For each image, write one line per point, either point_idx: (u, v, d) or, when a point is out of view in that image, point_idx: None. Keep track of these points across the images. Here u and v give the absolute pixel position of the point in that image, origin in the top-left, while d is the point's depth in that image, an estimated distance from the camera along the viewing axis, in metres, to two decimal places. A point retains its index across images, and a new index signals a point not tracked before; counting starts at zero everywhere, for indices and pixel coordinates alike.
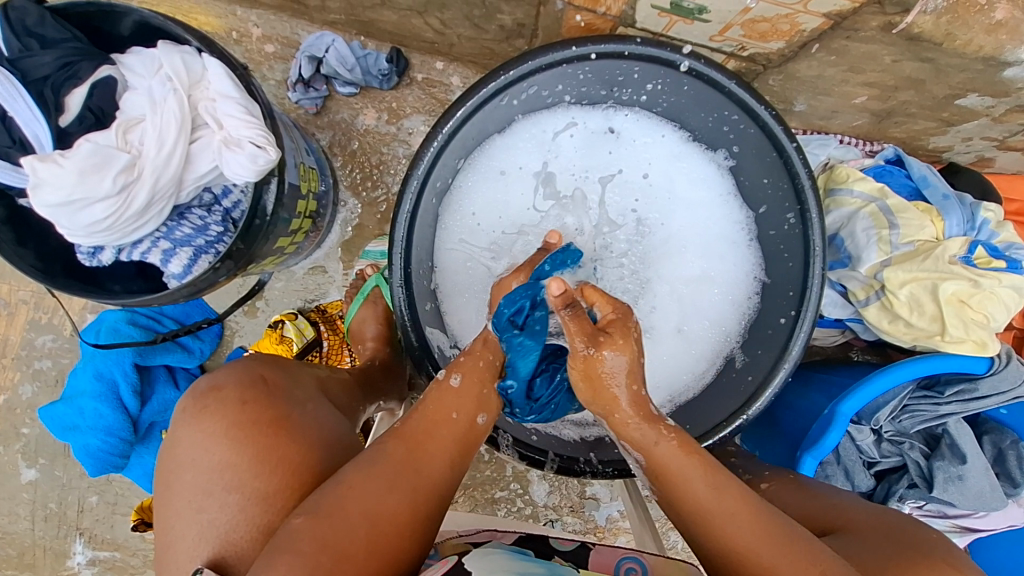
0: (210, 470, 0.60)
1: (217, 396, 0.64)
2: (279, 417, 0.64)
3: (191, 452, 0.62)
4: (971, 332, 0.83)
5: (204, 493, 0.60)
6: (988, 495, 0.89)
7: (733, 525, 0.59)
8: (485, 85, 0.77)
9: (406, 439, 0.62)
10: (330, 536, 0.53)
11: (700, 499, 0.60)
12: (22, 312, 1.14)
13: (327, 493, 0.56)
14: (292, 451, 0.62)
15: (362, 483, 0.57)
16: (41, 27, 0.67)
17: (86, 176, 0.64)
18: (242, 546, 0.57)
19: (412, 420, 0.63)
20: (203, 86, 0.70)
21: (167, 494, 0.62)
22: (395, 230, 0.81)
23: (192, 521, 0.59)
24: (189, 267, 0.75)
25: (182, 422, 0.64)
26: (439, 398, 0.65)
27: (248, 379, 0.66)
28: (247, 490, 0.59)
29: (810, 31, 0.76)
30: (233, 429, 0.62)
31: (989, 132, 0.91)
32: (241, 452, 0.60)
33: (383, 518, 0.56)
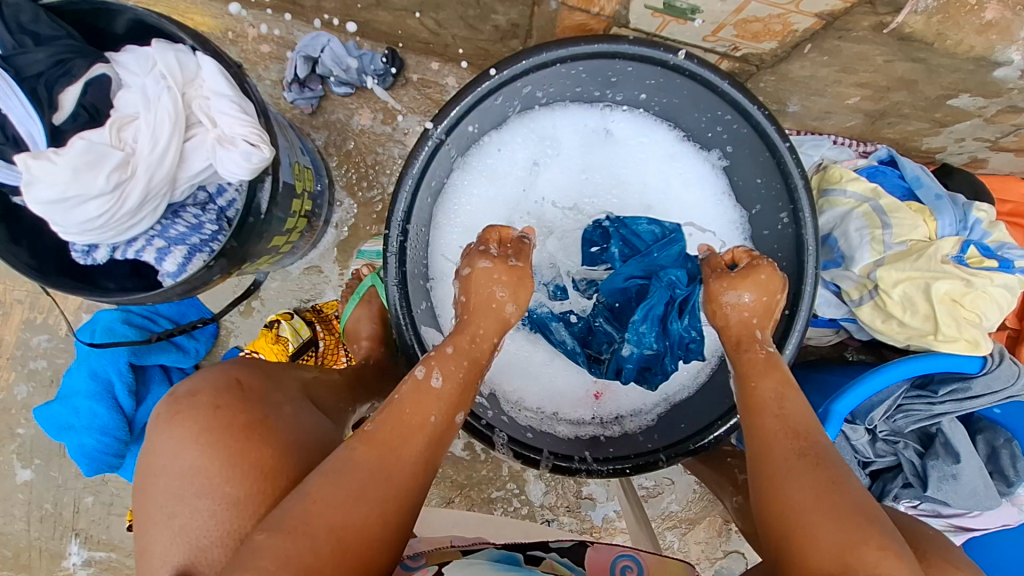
0: (182, 475, 0.60)
1: (190, 401, 0.65)
2: (253, 419, 0.64)
3: (163, 458, 0.62)
4: (964, 331, 0.84)
5: (177, 498, 0.60)
6: (982, 493, 0.90)
7: (781, 434, 0.65)
8: (477, 86, 0.77)
9: (376, 445, 0.61)
10: (292, 552, 0.52)
11: (765, 409, 0.68)
12: (17, 312, 1.13)
13: (294, 506, 0.55)
14: (266, 451, 0.62)
15: (327, 495, 0.56)
16: (35, 24, 0.68)
17: (80, 173, 0.64)
18: (213, 555, 0.57)
19: (385, 422, 0.63)
20: (197, 84, 0.70)
21: (144, 500, 0.62)
22: (391, 229, 0.80)
23: (164, 527, 0.59)
24: (184, 265, 0.75)
25: (156, 428, 0.64)
26: (414, 400, 0.64)
27: (222, 384, 0.67)
28: (218, 496, 0.59)
29: (802, 31, 0.76)
30: (205, 434, 0.62)
31: (982, 132, 0.91)
32: (213, 457, 0.61)
33: (350, 532, 0.55)
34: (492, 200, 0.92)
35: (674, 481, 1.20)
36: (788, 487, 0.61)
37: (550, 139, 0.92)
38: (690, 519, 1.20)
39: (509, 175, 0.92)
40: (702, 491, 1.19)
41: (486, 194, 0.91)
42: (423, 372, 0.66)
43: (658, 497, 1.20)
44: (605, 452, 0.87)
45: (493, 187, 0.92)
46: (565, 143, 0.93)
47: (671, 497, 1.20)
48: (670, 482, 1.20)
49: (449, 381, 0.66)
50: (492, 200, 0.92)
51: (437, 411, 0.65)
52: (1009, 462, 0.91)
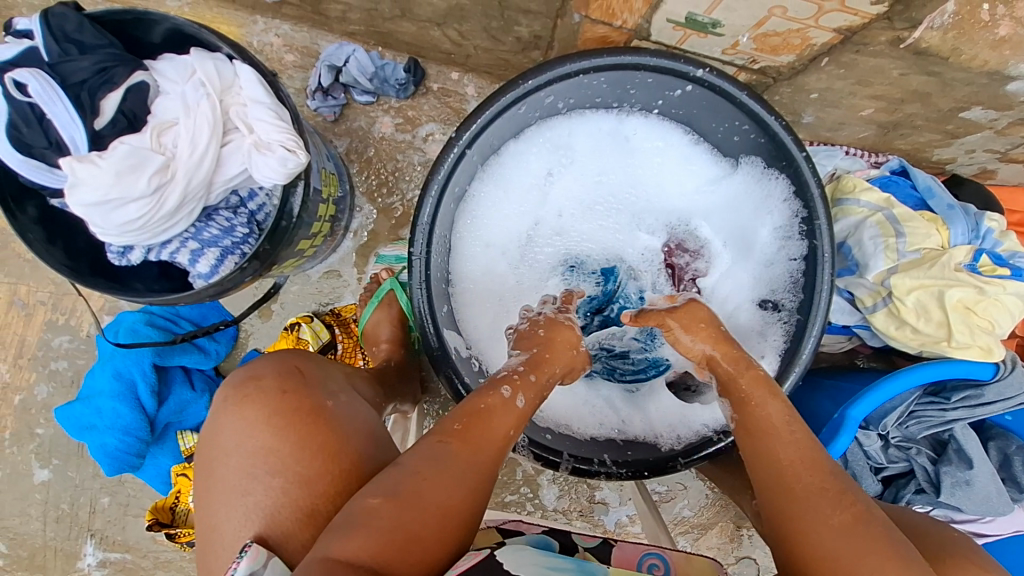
0: (255, 454, 0.65)
1: (257, 384, 0.69)
2: (317, 405, 0.69)
3: (235, 437, 0.66)
4: (977, 338, 0.85)
5: (249, 477, 0.65)
6: (994, 499, 0.91)
7: (792, 469, 0.62)
8: (500, 98, 0.79)
9: (473, 443, 0.64)
10: (402, 523, 0.57)
11: (772, 440, 0.65)
12: (40, 313, 1.15)
13: (400, 481, 0.60)
14: (328, 437, 0.67)
15: (434, 476, 0.61)
16: (79, 33, 0.69)
17: (123, 177, 0.67)
18: (287, 525, 0.62)
19: (479, 423, 0.66)
20: (234, 91, 0.72)
21: (210, 481, 0.66)
22: (416, 233, 0.83)
23: (238, 503, 0.64)
24: (216, 266, 0.77)
25: (225, 410, 0.68)
26: (502, 411, 0.67)
27: (286, 369, 0.71)
28: (290, 475, 0.64)
29: (820, 45, 0.79)
30: (274, 416, 0.67)
31: (993, 144, 0.93)
32: (283, 438, 0.66)
33: (450, 512, 0.60)
34: (508, 205, 0.94)
35: (688, 486, 1.21)
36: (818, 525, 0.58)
37: (563, 150, 0.94)
38: (702, 525, 1.21)
39: (524, 180, 0.94)
40: (715, 497, 1.20)
41: (502, 205, 0.94)
42: (509, 391, 0.69)
43: (671, 502, 1.21)
44: (623, 455, 0.88)
45: (509, 191, 0.94)
46: (578, 153, 0.95)
47: (684, 502, 1.21)
48: (683, 487, 1.21)
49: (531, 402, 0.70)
50: (508, 204, 0.94)
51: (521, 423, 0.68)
52: (1021, 468, 0.93)
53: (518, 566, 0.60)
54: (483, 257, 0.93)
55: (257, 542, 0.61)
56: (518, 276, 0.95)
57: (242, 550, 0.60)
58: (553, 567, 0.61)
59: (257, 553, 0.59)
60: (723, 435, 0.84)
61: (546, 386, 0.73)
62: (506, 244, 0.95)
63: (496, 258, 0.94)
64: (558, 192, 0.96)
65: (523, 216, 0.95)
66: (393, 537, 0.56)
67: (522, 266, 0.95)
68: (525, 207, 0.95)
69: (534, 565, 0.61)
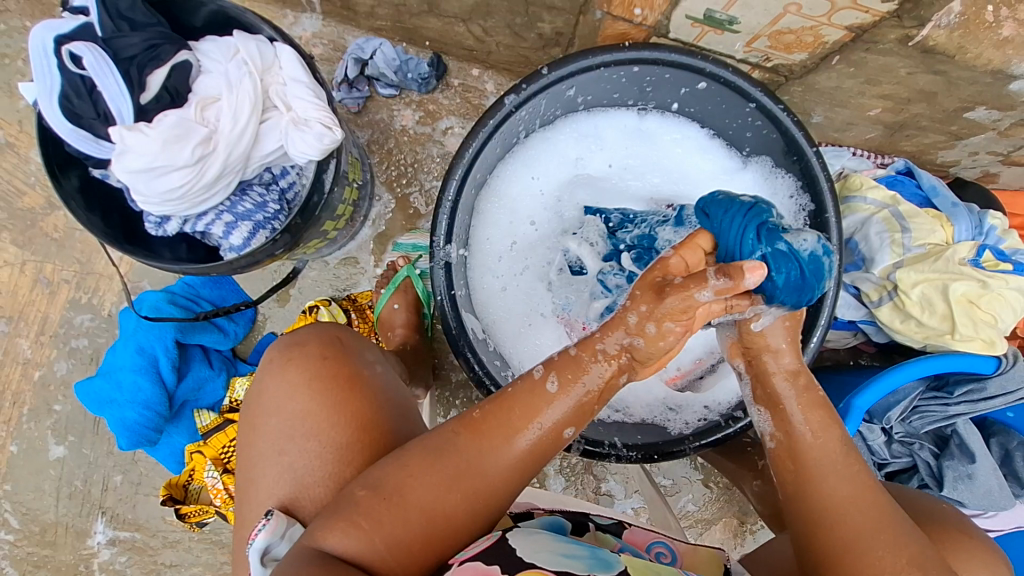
0: (294, 416, 0.70)
1: (301, 350, 0.73)
2: (354, 373, 0.73)
3: (277, 399, 0.71)
4: (980, 331, 0.88)
5: (288, 437, 0.69)
6: (997, 494, 0.92)
7: (845, 510, 0.61)
8: (527, 85, 0.82)
9: (479, 441, 0.61)
10: (385, 520, 0.59)
11: (824, 476, 0.63)
12: (63, 292, 1.17)
13: (391, 473, 0.61)
14: (365, 406, 0.71)
15: (424, 472, 0.61)
16: (131, 12, 0.74)
17: (169, 145, 0.71)
18: (318, 491, 0.67)
19: (494, 419, 0.62)
20: (274, 71, 0.77)
21: (251, 437, 0.72)
22: (439, 217, 0.85)
23: (275, 462, 0.69)
24: (248, 239, 0.80)
25: (270, 371, 0.73)
26: (525, 405, 0.62)
27: (327, 338, 0.75)
28: (326, 440, 0.69)
29: (832, 42, 0.83)
30: (315, 381, 0.71)
31: (995, 146, 0.97)
32: (322, 402, 0.70)
33: (439, 515, 0.60)
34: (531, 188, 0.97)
35: (693, 480, 1.22)
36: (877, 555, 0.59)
37: (589, 139, 0.98)
38: (706, 519, 1.22)
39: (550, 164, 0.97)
40: (719, 491, 1.22)
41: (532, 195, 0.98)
42: (541, 373, 0.63)
43: (677, 495, 1.22)
44: (633, 438, 0.90)
45: (533, 171, 0.97)
46: (607, 145, 0.98)
47: (689, 496, 1.22)
48: (689, 481, 1.22)
49: (566, 390, 0.62)
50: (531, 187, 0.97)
51: (545, 422, 0.62)
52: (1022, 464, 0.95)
53: (532, 552, 0.60)
54: (513, 248, 0.97)
55: (281, 510, 0.67)
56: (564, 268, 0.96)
57: (267, 514, 0.65)
58: (568, 555, 0.60)
59: (275, 525, 0.64)
60: (731, 420, 0.86)
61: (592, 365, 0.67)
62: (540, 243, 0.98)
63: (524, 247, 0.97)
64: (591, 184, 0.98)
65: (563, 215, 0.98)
66: (375, 538, 0.58)
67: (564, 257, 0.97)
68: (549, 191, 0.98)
69: (550, 553, 0.60)
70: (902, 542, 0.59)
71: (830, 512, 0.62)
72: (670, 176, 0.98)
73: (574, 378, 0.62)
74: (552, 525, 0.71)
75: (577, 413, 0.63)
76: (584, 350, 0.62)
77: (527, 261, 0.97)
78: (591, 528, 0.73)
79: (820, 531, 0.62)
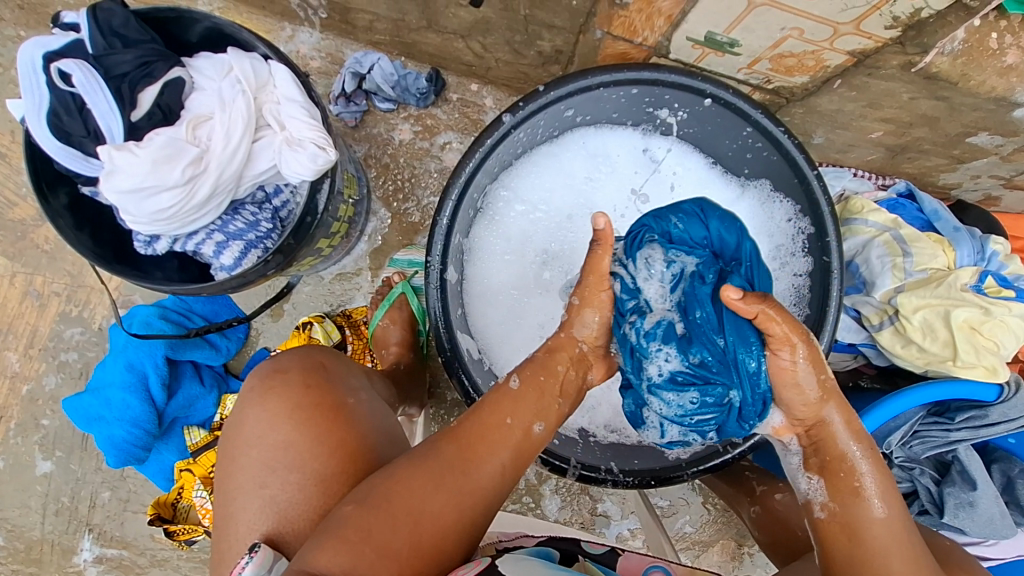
0: (275, 447, 0.69)
1: (282, 377, 0.72)
2: (338, 402, 0.72)
3: (259, 429, 0.70)
4: (983, 358, 0.87)
5: (268, 469, 0.68)
6: (998, 522, 0.91)
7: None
8: (524, 106, 0.81)
9: (458, 440, 0.63)
10: (374, 530, 0.57)
11: (886, 554, 0.62)
12: (53, 305, 1.15)
13: (376, 485, 0.61)
14: (348, 435, 0.70)
15: (407, 477, 0.61)
16: (124, 28, 0.72)
17: (158, 165, 0.70)
18: (296, 525, 0.66)
19: (470, 422, 0.64)
20: (269, 90, 0.76)
21: (232, 468, 0.70)
22: (434, 238, 0.84)
23: (256, 495, 0.68)
24: (240, 259, 0.79)
25: (249, 401, 0.72)
26: (495, 403, 0.65)
27: (309, 364, 0.74)
28: (308, 471, 0.67)
29: (833, 67, 0.82)
30: (298, 411, 0.70)
31: (997, 170, 0.96)
32: (304, 433, 0.69)
33: (425, 517, 0.59)
34: (532, 203, 0.96)
35: (690, 501, 1.21)
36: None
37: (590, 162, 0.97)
38: (703, 542, 1.21)
39: (553, 180, 0.96)
40: (716, 513, 1.20)
41: (534, 217, 0.96)
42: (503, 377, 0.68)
43: (673, 517, 1.20)
44: (629, 464, 0.88)
45: (534, 187, 0.96)
46: (614, 160, 0.97)
47: (686, 518, 1.20)
48: (686, 502, 1.20)
49: (527, 385, 0.67)
50: (532, 203, 0.96)
51: (515, 415, 0.64)
52: None
53: None
54: (511, 270, 0.95)
55: (265, 543, 0.65)
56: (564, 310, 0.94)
57: (254, 547, 0.63)
58: None
59: (263, 558, 0.62)
60: (729, 446, 0.84)
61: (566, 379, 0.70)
62: (540, 273, 0.95)
63: (526, 272, 0.96)
64: (595, 205, 0.97)
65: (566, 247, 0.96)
66: (365, 549, 0.56)
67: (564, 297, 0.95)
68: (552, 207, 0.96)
69: None
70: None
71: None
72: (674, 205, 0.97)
73: (535, 375, 0.67)
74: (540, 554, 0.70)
75: (545, 409, 0.66)
76: (539, 352, 0.70)
77: (526, 284, 0.96)
78: (579, 557, 0.71)
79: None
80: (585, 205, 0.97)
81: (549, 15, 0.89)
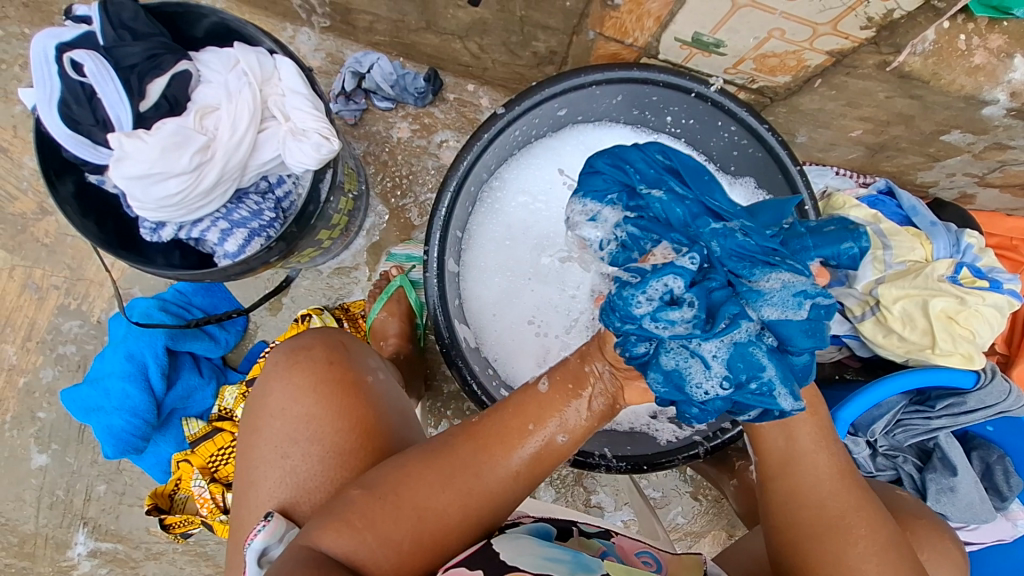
0: (282, 425, 0.71)
1: (307, 354, 0.74)
2: (358, 378, 0.74)
3: (282, 402, 0.72)
4: (959, 346, 0.91)
5: (290, 441, 0.71)
6: (977, 507, 0.94)
7: (816, 494, 0.65)
8: (520, 102, 0.84)
9: (476, 438, 0.63)
10: (376, 518, 0.59)
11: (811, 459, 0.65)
12: (52, 298, 1.16)
13: (386, 473, 0.62)
14: (368, 412, 0.72)
15: (421, 471, 0.62)
16: (134, 22, 0.75)
17: (167, 153, 0.73)
18: (298, 502, 0.68)
19: (493, 421, 0.63)
20: (273, 82, 0.79)
21: (255, 438, 0.72)
22: (433, 229, 0.85)
23: (277, 465, 0.70)
24: (243, 246, 0.82)
25: (275, 374, 0.73)
26: (520, 407, 0.63)
27: (332, 344, 0.75)
28: (327, 444, 0.70)
29: (814, 66, 0.86)
30: (321, 385, 0.72)
31: (971, 168, 1.00)
32: (328, 407, 0.71)
33: (431, 514, 0.60)
34: (530, 197, 0.99)
35: (683, 492, 1.23)
36: (852, 532, 0.62)
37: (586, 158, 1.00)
38: (695, 532, 1.23)
39: (550, 174, 1.00)
40: (708, 504, 1.23)
41: (532, 208, 1.00)
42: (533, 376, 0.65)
43: (666, 508, 1.23)
44: (623, 450, 0.91)
45: (531, 181, 0.99)
46: None
47: (678, 508, 1.23)
48: (678, 493, 1.23)
49: (557, 390, 0.63)
50: (530, 196, 0.99)
51: (538, 422, 0.62)
52: (1002, 477, 0.96)
53: (516, 556, 0.60)
54: (510, 262, 0.98)
55: (279, 513, 0.68)
56: (564, 303, 0.97)
57: (267, 515, 0.66)
58: (551, 558, 0.59)
59: (276, 527, 0.65)
60: (719, 432, 0.87)
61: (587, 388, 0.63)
62: (541, 264, 0.98)
63: (524, 263, 0.99)
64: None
65: (563, 240, 0.99)
66: (367, 536, 0.59)
67: (560, 289, 0.98)
68: (550, 200, 1.00)
69: (533, 557, 0.59)
70: (875, 521, 0.63)
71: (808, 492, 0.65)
72: None
73: (566, 382, 0.63)
74: (538, 531, 0.69)
75: (570, 418, 0.63)
76: (574, 354, 0.64)
77: (523, 275, 0.98)
78: (575, 533, 0.72)
79: (797, 509, 0.65)
80: None
81: (544, 16, 0.92)
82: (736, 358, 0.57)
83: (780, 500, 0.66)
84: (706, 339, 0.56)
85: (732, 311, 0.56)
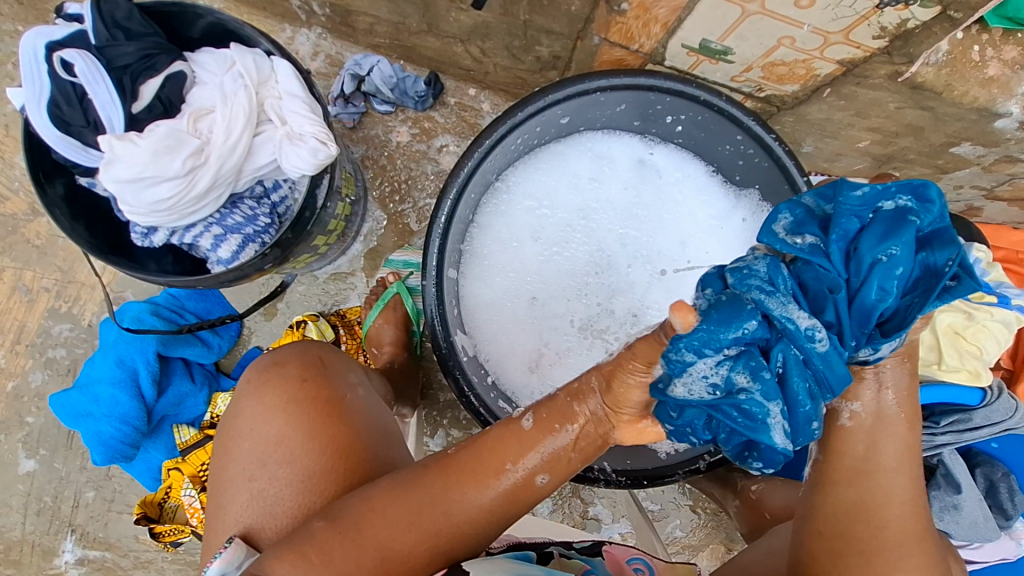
0: (268, 441, 0.69)
1: (279, 371, 0.72)
2: (334, 398, 0.72)
3: (252, 422, 0.71)
4: (966, 362, 0.87)
5: (258, 463, 0.69)
6: (982, 525, 0.92)
7: (884, 513, 0.61)
8: (523, 108, 0.81)
9: (447, 473, 0.60)
10: (337, 554, 0.57)
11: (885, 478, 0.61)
12: (43, 300, 1.14)
13: (354, 505, 0.60)
14: (341, 432, 0.70)
15: (383, 506, 0.59)
16: (128, 21, 0.72)
17: (160, 155, 0.72)
18: (281, 521, 0.66)
19: (469, 456, 0.61)
20: (270, 84, 0.77)
21: (226, 458, 0.71)
22: (432, 236, 0.83)
23: (244, 488, 0.69)
24: (237, 253, 0.80)
25: (247, 392, 0.73)
26: (499, 440, 0.60)
27: (308, 359, 0.74)
28: (296, 467, 0.68)
29: (823, 75, 0.85)
30: (291, 404, 0.70)
31: (979, 181, 0.99)
32: (297, 425, 0.70)
33: (395, 556, 0.58)
34: (535, 202, 0.98)
35: (681, 505, 1.21)
36: None
37: (593, 166, 0.99)
38: (693, 545, 1.21)
39: (558, 179, 0.98)
40: (706, 517, 1.21)
41: (537, 213, 0.98)
42: (518, 411, 0.61)
43: (664, 521, 1.21)
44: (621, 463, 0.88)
45: (536, 183, 0.98)
46: (617, 164, 0.99)
47: (676, 522, 1.21)
48: (677, 506, 1.21)
49: (539, 427, 0.60)
50: (535, 201, 0.98)
51: (516, 460, 0.59)
52: (1006, 495, 0.95)
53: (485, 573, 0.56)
54: (514, 265, 0.96)
55: (242, 539, 0.66)
56: (573, 310, 0.97)
57: (227, 542, 0.64)
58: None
59: (232, 554, 0.63)
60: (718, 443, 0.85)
61: (569, 417, 0.59)
62: (546, 269, 0.97)
63: (529, 268, 0.97)
64: (598, 207, 0.99)
65: (569, 247, 0.98)
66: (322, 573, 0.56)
67: (565, 292, 0.97)
68: (557, 203, 0.98)
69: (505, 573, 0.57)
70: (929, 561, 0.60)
71: (867, 541, 0.60)
72: (674, 211, 0.98)
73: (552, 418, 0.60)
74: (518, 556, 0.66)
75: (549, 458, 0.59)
76: (562, 390, 0.61)
77: (529, 280, 0.97)
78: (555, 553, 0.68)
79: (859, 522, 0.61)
80: (588, 202, 0.99)
81: (548, 20, 0.91)
82: (755, 396, 0.53)
83: (840, 509, 0.62)
84: (736, 387, 0.53)
85: (790, 361, 0.53)
